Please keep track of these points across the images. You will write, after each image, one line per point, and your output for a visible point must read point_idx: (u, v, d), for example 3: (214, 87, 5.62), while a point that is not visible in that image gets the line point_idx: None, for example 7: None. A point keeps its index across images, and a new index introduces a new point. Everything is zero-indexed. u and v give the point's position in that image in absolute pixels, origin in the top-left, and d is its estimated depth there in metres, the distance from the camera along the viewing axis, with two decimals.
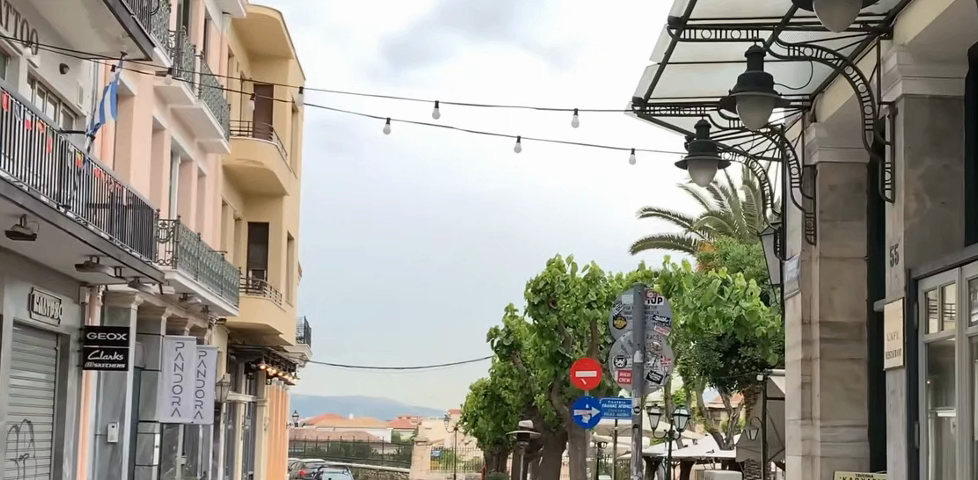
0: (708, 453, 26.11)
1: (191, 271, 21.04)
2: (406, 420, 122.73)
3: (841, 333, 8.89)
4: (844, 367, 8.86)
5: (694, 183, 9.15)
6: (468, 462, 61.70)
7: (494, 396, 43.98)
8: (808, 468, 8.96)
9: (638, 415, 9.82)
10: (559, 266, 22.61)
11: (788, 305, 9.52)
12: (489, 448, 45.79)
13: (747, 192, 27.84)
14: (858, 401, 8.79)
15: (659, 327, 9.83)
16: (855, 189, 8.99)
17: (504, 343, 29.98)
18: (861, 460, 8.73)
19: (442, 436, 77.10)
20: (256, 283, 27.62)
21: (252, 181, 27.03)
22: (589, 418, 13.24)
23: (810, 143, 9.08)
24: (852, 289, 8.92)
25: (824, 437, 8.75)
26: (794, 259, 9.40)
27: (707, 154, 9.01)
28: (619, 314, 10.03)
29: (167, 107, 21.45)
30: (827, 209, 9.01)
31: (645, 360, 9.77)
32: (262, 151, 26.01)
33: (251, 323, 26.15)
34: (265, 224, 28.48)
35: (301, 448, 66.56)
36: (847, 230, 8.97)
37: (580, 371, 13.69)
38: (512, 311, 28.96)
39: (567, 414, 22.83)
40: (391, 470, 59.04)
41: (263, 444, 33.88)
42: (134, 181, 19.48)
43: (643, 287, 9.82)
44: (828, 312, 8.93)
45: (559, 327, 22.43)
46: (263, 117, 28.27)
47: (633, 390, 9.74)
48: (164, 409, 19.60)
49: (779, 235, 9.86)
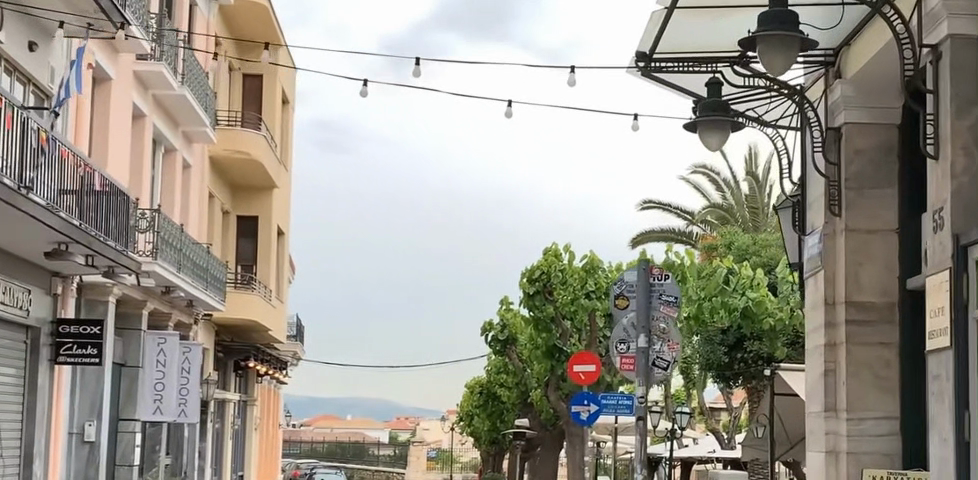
0: (709, 453, 25.20)
1: (173, 263, 20.05)
2: (403, 421, 121.93)
3: (870, 314, 7.93)
4: (872, 352, 7.91)
5: (705, 148, 8.25)
6: (467, 463, 60.71)
7: (489, 394, 43.34)
8: (832, 466, 8.01)
9: (641, 406, 8.84)
10: (555, 255, 21.57)
11: (808, 285, 8.59)
12: (485, 448, 44.77)
13: (749, 183, 27.24)
14: (887, 391, 7.86)
15: (666, 307, 8.87)
16: (885, 153, 8.08)
17: (499, 338, 29.12)
18: (891, 457, 7.79)
19: (439, 437, 76.00)
20: (245, 278, 26.56)
21: (239, 172, 25.95)
22: (589, 414, 12.26)
23: (835, 103, 8.21)
24: (882, 265, 7.97)
25: (849, 431, 7.83)
26: (815, 233, 8.46)
27: (720, 114, 8.10)
28: (621, 293, 9.10)
29: (148, 94, 20.34)
30: (852, 177, 8.08)
31: (650, 345, 8.80)
32: (250, 141, 24.91)
33: (239, 319, 25.15)
34: (254, 218, 27.37)
35: (297, 449, 65.69)
36: (875, 199, 8.03)
37: (577, 365, 12.71)
38: (506, 304, 27.87)
39: (564, 411, 21.78)
40: (388, 471, 58.31)
41: (253, 444, 32.89)
42: (111, 170, 18.32)
43: (647, 263, 8.89)
44: (854, 291, 7.98)
45: (556, 319, 21.35)
46: (252, 106, 26.97)
47: (636, 379, 8.81)
48: (145, 407, 18.66)
49: (798, 207, 8.91)
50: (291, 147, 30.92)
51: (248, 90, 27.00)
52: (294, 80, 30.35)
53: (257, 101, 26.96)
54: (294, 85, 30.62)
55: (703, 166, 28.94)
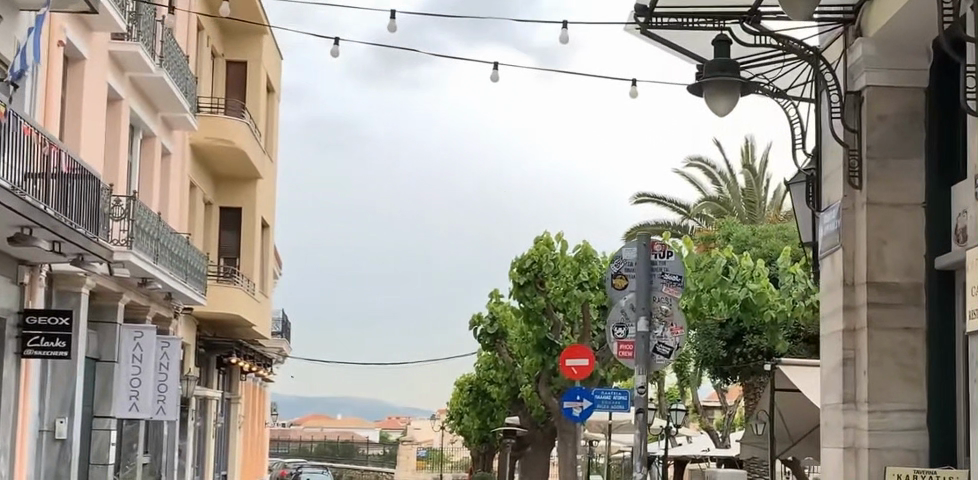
0: (704, 452, 24.42)
1: (150, 254, 19.21)
2: (394, 420, 120.89)
3: (894, 297, 7.16)
4: (896, 338, 7.15)
5: (712, 113, 7.52)
6: (458, 462, 59.66)
7: (480, 392, 42.47)
8: (852, 464, 7.23)
9: (641, 397, 8.03)
10: (547, 244, 20.71)
11: (823, 266, 7.84)
12: (475, 447, 43.88)
13: (746, 175, 26.58)
14: (912, 381, 7.10)
15: (668, 287, 8.10)
16: (909, 121, 7.31)
17: (488, 332, 28.19)
18: (918, 454, 6.99)
19: (430, 437, 75.13)
20: (227, 271, 25.62)
21: (221, 162, 25.04)
22: (583, 410, 11.62)
23: (855, 63, 7.46)
24: (906, 241, 7.20)
25: (872, 425, 7.06)
26: (832, 209, 7.70)
27: (729, 75, 7.37)
28: (618, 272, 8.27)
29: (124, 76, 19.30)
30: (875, 145, 7.31)
31: (651, 329, 8.04)
32: (234, 129, 23.99)
33: (219, 313, 24.27)
34: (238, 209, 26.45)
35: (286, 449, 64.75)
36: (900, 170, 7.27)
37: (569, 359, 11.88)
38: (495, 297, 26.97)
39: (556, 408, 21.01)
40: (376, 471, 57.41)
41: (236, 442, 31.92)
42: (85, 154, 17.21)
43: (649, 239, 8.16)
44: (877, 270, 7.21)
45: (548, 311, 20.52)
46: (235, 93, 25.92)
47: (636, 366, 8.02)
48: (120, 403, 17.59)
49: (811, 182, 8.13)
50: (275, 139, 29.99)
51: (232, 77, 26.00)
52: (279, 67, 29.51)
53: (241, 88, 25.97)
54: (278, 73, 29.72)
55: (699, 159, 28.16)
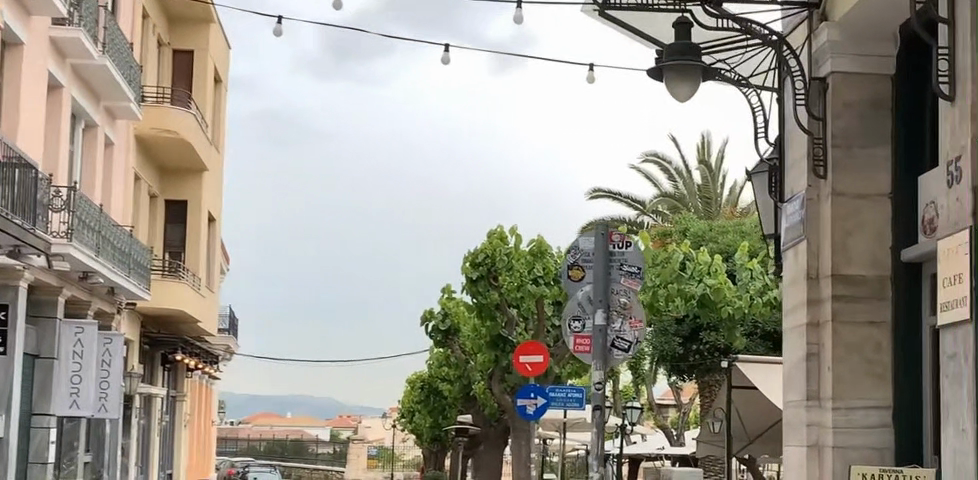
0: (659, 450, 24.33)
1: (92, 247, 18.67)
2: (345, 419, 120.05)
3: (859, 289, 6.93)
4: (861, 333, 6.90)
5: (672, 99, 7.23)
6: (409, 461, 59.21)
7: (432, 390, 42.10)
8: (815, 463, 6.99)
9: (599, 392, 7.74)
10: (500, 239, 20.38)
11: (786, 259, 7.57)
12: (427, 445, 43.49)
13: (702, 172, 26.53)
14: (878, 377, 6.86)
15: (627, 279, 7.81)
16: (875, 108, 7.06)
17: (440, 328, 27.85)
18: (884, 452, 6.77)
19: (381, 436, 74.60)
20: (172, 266, 25.03)
21: (168, 153, 24.48)
22: (536, 408, 11.34)
23: (820, 49, 7.19)
24: (872, 233, 6.95)
25: (836, 422, 6.82)
26: (795, 199, 7.43)
27: (691, 58, 7.10)
28: (575, 263, 7.97)
29: (65, 63, 18.70)
30: (841, 133, 7.05)
31: (609, 323, 7.75)
32: (181, 120, 23.46)
33: (166, 309, 23.73)
34: (183, 202, 25.88)
35: (234, 448, 63.91)
36: (866, 159, 7.02)
37: (523, 355, 11.56)
38: (448, 292, 26.61)
39: (508, 405, 20.75)
40: (325, 470, 56.80)
41: (182, 440, 31.28)
42: (23, 142, 16.60)
43: (607, 229, 7.87)
44: (842, 263, 6.96)
45: (501, 306, 20.24)
46: (182, 84, 25.36)
47: (594, 361, 7.73)
48: (60, 400, 16.68)
49: (773, 171, 7.85)
50: (223, 131, 29.41)
51: (178, 68, 25.43)
52: (226, 58, 28.95)
53: (187, 78, 25.41)
54: (225, 64, 29.15)
55: (655, 154, 27.97)
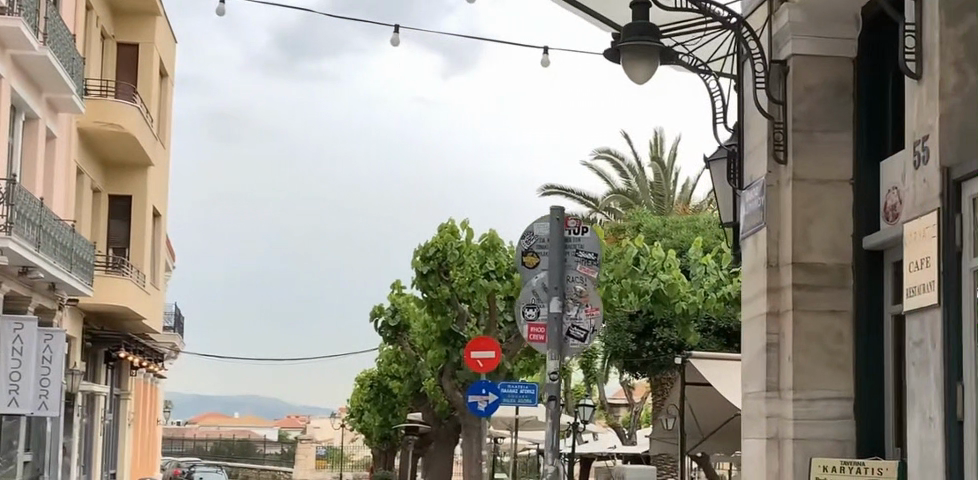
0: (611, 449, 24.26)
1: (33, 241, 18.10)
2: (293, 420, 119.04)
3: (820, 278, 6.76)
4: (822, 322, 6.73)
5: (630, 81, 7.01)
6: (359, 461, 58.71)
7: (382, 389, 41.74)
8: (775, 455, 6.81)
9: (553, 382, 7.54)
10: (451, 232, 20.05)
11: (745, 247, 7.39)
12: (376, 445, 43.07)
13: (654, 169, 26.54)
14: (839, 367, 6.69)
15: (584, 266, 7.64)
16: (837, 93, 6.89)
17: (390, 324, 27.42)
18: (844, 444, 6.63)
19: (330, 436, 73.97)
20: (115, 261, 24.44)
21: (112, 147, 23.92)
22: (488, 405, 11.06)
23: (781, 31, 7.01)
24: (833, 220, 6.79)
25: (797, 413, 6.65)
26: (755, 185, 7.25)
27: (649, 40, 6.91)
28: (529, 249, 7.77)
29: (4, 54, 18.13)
30: (802, 117, 6.88)
31: (565, 311, 7.56)
32: (126, 114, 22.91)
33: (110, 306, 23.17)
34: (127, 197, 25.29)
35: (180, 449, 62.97)
36: (827, 144, 6.85)
37: (474, 351, 11.28)
38: (398, 288, 26.24)
39: (459, 402, 20.48)
40: (273, 470, 56.14)
41: (126, 440, 30.64)
42: None
43: (562, 214, 7.70)
44: (803, 251, 6.78)
45: (452, 301, 20.02)
46: (127, 76, 24.78)
47: (548, 350, 7.52)
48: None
49: (732, 158, 7.65)
50: (169, 126, 28.84)
51: (123, 61, 24.85)
52: (172, 51, 28.40)
53: (132, 72, 24.84)
54: (171, 57, 28.60)
55: (608, 151, 27.89)
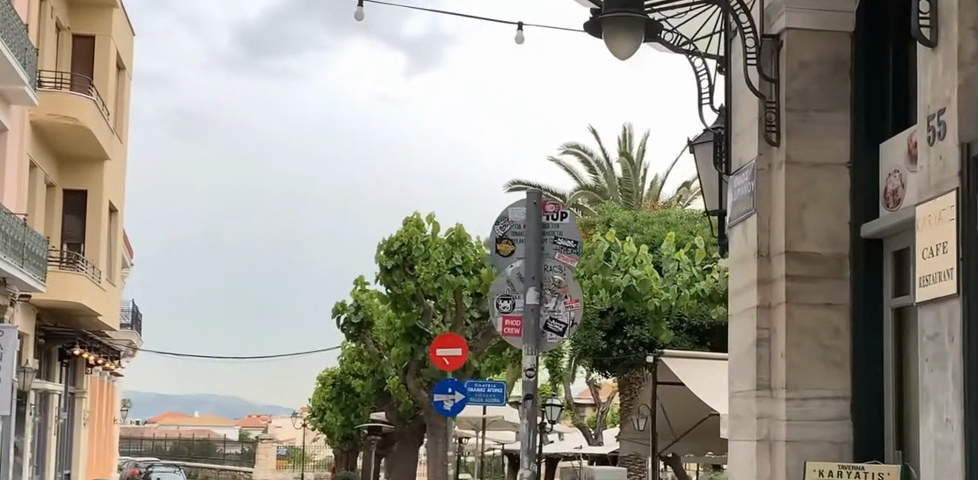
0: (578, 449, 23.84)
1: None
2: (254, 419, 117.84)
3: (815, 269, 6.30)
4: (817, 315, 6.27)
5: (612, 58, 6.52)
6: (320, 461, 58.00)
7: (345, 388, 41.06)
8: (767, 459, 6.35)
9: (531, 378, 7.03)
10: (417, 226, 19.55)
11: (734, 235, 6.92)
12: (338, 445, 42.41)
13: (623, 164, 26.10)
14: (836, 364, 6.23)
15: (563, 255, 7.13)
16: (834, 70, 6.43)
17: (352, 320, 26.76)
18: (841, 446, 6.18)
19: (291, 436, 73.20)
20: (69, 257, 23.59)
21: (68, 140, 23.09)
22: (455, 404, 10.52)
23: (775, 3, 6.54)
24: (829, 206, 6.32)
25: (790, 414, 6.19)
26: (744, 170, 6.78)
27: (634, 12, 6.41)
28: (504, 236, 7.26)
29: None
30: (796, 96, 6.41)
31: (542, 302, 7.08)
32: (81, 107, 22.10)
33: (64, 303, 22.38)
34: (83, 192, 24.46)
35: (139, 449, 61.97)
36: (823, 125, 6.39)
37: (440, 348, 10.70)
38: (361, 284, 25.61)
39: (424, 401, 19.94)
40: (233, 470, 55.34)
41: (81, 439, 29.79)
42: None
43: (540, 198, 7.23)
44: (797, 239, 6.30)
45: (417, 298, 19.40)
46: (83, 69, 23.97)
47: (524, 344, 7.04)
48: None
49: (720, 141, 7.18)
50: (126, 119, 28.06)
51: (79, 53, 24.01)
52: (129, 44, 27.63)
53: (88, 65, 24.03)
54: (129, 50, 27.83)
55: (575, 146, 27.45)
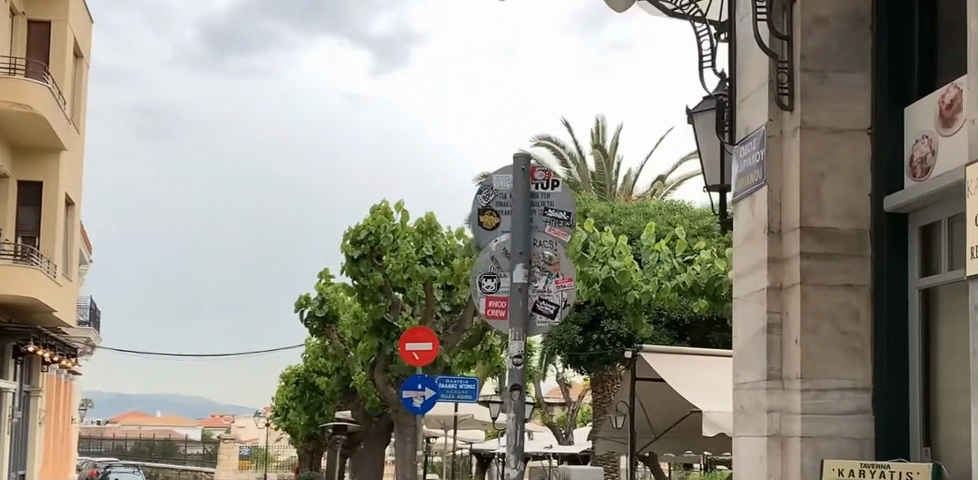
0: (548, 449, 23.17)
1: None
2: (216, 419, 116.29)
3: (833, 246, 5.65)
4: (836, 297, 5.63)
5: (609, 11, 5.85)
6: (283, 462, 57.08)
7: (309, 386, 40.12)
8: (779, 457, 5.70)
9: (520, 365, 6.36)
10: (384, 214, 18.69)
11: (739, 210, 6.28)
12: (302, 445, 41.50)
13: (596, 157, 25.45)
14: (857, 352, 5.59)
15: (553, 228, 6.51)
16: (853, 26, 5.81)
17: (316, 314, 25.92)
18: (863, 443, 5.53)
19: (254, 436, 72.16)
20: (24, 250, 22.56)
21: (22, 129, 22.06)
22: (425, 401, 9.84)
23: None
24: (849, 176, 5.68)
25: (805, 407, 5.54)
26: (751, 138, 6.14)
27: None
28: (488, 207, 6.65)
29: None
30: (811, 53, 5.79)
31: (531, 281, 6.42)
32: (36, 95, 21.08)
33: (18, 298, 21.37)
34: (39, 183, 23.46)
35: (100, 449, 60.64)
36: (841, 87, 5.77)
37: (410, 342, 9.96)
38: (326, 277, 24.81)
39: (390, 397, 19.24)
40: (194, 470, 53.65)
41: (36, 438, 28.68)
42: None
43: (528, 164, 6.59)
44: (813, 213, 5.65)
45: (386, 289, 18.77)
46: (39, 56, 22.98)
47: (511, 326, 6.36)
48: None
49: (722, 108, 6.55)
50: (82, 108, 27.03)
51: (34, 39, 23.00)
52: (86, 31, 26.65)
53: (43, 52, 23.05)
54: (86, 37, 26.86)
55: (547, 139, 26.78)
